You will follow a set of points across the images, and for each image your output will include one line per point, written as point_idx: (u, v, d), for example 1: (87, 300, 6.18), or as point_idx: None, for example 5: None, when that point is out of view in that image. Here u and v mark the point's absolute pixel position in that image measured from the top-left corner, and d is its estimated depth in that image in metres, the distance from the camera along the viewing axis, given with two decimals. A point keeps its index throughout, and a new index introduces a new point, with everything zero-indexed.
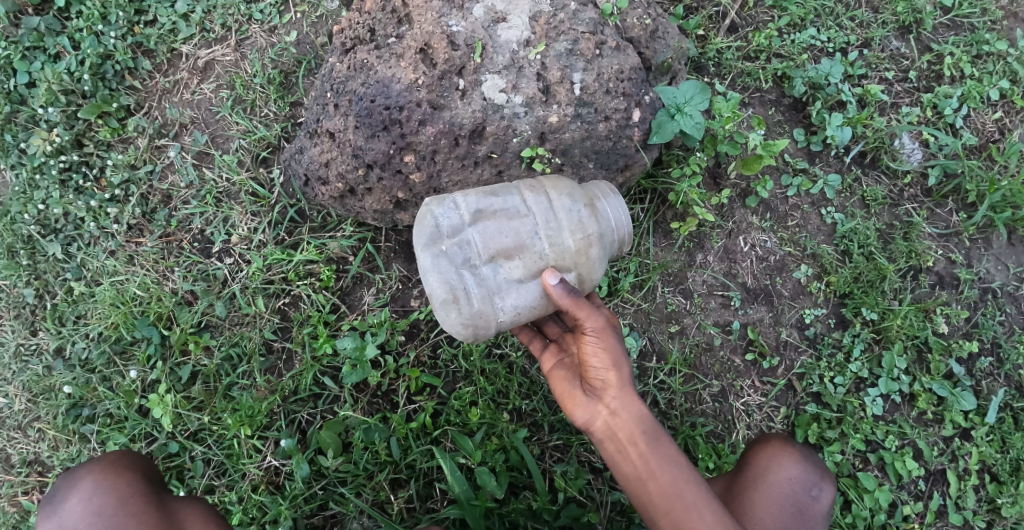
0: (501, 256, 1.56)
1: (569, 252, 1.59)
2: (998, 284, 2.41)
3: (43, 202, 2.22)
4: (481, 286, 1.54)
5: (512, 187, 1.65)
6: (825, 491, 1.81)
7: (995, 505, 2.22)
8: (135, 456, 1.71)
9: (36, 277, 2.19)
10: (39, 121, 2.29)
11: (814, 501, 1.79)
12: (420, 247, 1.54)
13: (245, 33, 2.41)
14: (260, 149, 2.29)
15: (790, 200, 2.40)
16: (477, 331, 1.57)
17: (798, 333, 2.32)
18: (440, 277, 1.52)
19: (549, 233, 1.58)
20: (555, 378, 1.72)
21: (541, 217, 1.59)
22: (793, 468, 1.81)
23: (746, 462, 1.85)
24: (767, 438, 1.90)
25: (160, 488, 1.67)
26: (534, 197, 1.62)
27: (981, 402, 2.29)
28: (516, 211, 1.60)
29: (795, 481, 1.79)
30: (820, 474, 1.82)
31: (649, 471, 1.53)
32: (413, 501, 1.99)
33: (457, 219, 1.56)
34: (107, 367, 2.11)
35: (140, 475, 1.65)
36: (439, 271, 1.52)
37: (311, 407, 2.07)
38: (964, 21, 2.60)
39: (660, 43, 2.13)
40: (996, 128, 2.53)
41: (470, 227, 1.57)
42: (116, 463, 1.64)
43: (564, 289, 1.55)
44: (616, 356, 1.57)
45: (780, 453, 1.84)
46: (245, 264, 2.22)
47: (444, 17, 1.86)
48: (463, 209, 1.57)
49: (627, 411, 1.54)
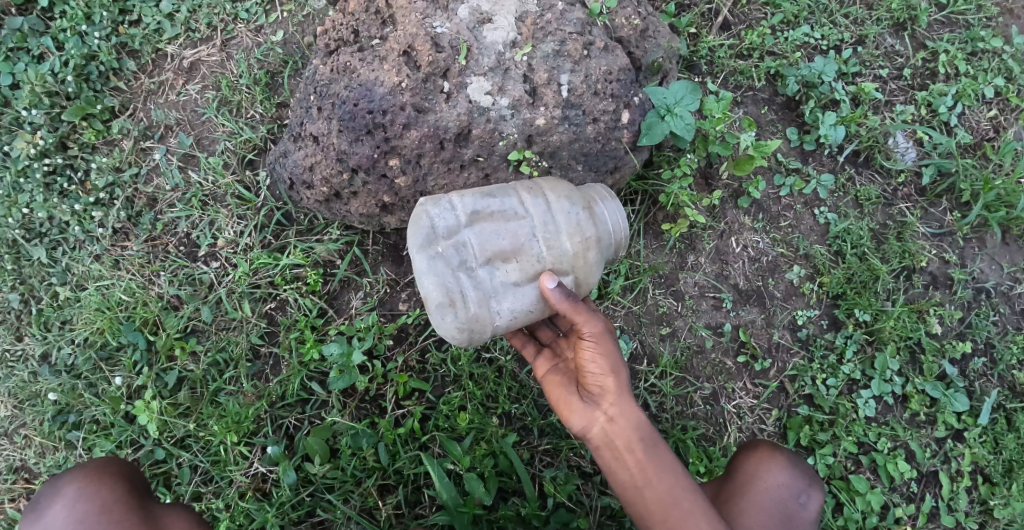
0: (498, 258, 1.53)
1: (567, 255, 1.56)
2: (992, 284, 2.39)
3: (28, 206, 2.19)
4: (477, 289, 1.51)
5: (510, 188, 1.62)
6: (814, 499, 1.80)
7: (989, 507, 2.20)
8: (118, 465, 1.69)
9: (22, 282, 2.17)
10: (22, 123, 2.25)
11: (803, 509, 1.77)
12: (415, 248, 1.51)
13: (231, 33, 2.38)
14: (246, 151, 2.26)
15: (783, 200, 2.38)
16: (473, 335, 1.54)
17: (791, 335, 2.30)
18: (436, 280, 1.48)
19: (547, 235, 1.55)
20: (550, 383, 1.69)
21: (539, 219, 1.56)
22: (780, 474, 1.80)
23: (734, 469, 1.85)
24: (755, 445, 1.90)
25: (143, 497, 1.65)
26: (531, 199, 1.59)
27: (975, 403, 2.27)
28: (514, 212, 1.57)
29: (783, 487, 1.78)
30: (809, 481, 1.82)
31: (646, 479, 1.51)
32: (401, 507, 1.98)
33: (454, 220, 1.54)
34: (93, 373, 2.09)
35: (123, 483, 1.63)
36: (435, 273, 1.48)
37: (299, 412, 2.06)
38: (960, 18, 2.57)
39: (650, 43, 2.10)
40: (991, 126, 2.50)
41: (466, 228, 1.54)
42: (98, 471, 1.62)
43: (562, 293, 1.53)
44: (615, 362, 1.55)
45: (768, 460, 1.83)
46: (231, 268, 2.20)
47: (429, 18, 1.83)
48: (459, 210, 1.55)
49: (625, 418, 1.53)
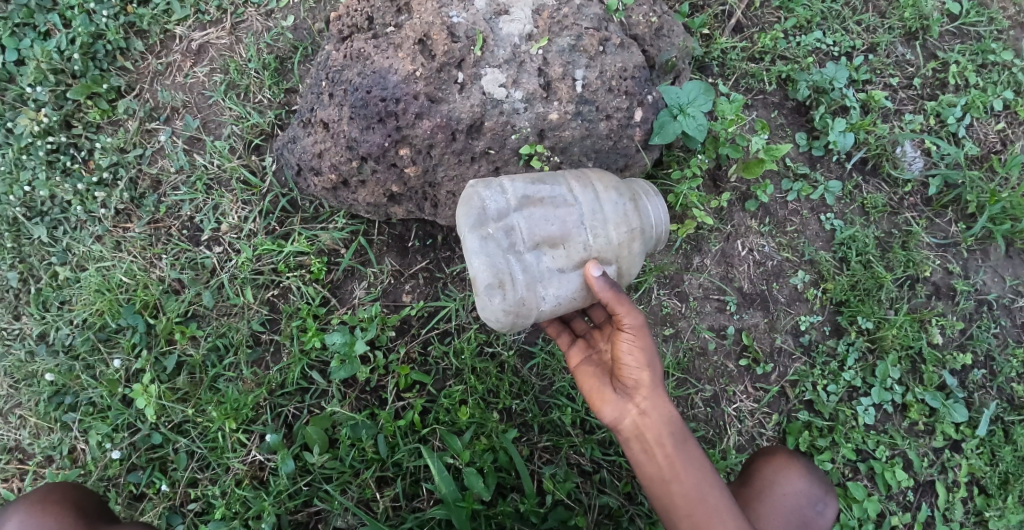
0: (546, 244, 1.52)
1: (612, 245, 1.56)
2: (995, 297, 2.39)
3: (29, 184, 2.17)
4: (527, 273, 1.50)
5: (558, 177, 1.63)
6: (830, 506, 1.81)
7: (983, 517, 2.21)
8: (67, 490, 1.66)
9: (21, 261, 2.14)
10: (26, 100, 2.23)
11: (819, 516, 1.78)
12: (467, 228, 1.49)
13: (240, 16, 2.35)
14: (253, 136, 2.24)
15: (789, 205, 2.37)
16: (518, 319, 1.52)
17: (793, 340, 2.29)
18: (487, 260, 1.46)
19: (594, 224, 1.55)
20: (582, 373, 1.69)
21: (587, 208, 1.56)
22: (799, 481, 1.80)
23: (754, 472, 1.84)
24: (773, 451, 1.89)
25: (93, 521, 1.63)
26: (580, 188, 1.59)
27: (974, 414, 2.28)
28: (563, 200, 1.57)
29: (801, 495, 1.78)
30: (825, 489, 1.82)
31: (674, 474, 1.51)
32: (399, 500, 1.97)
33: (505, 203, 1.53)
34: (91, 354, 2.06)
35: (72, 507, 1.61)
36: (486, 254, 1.46)
37: (298, 401, 2.04)
38: (971, 30, 2.57)
39: (665, 41, 2.08)
40: (998, 139, 2.50)
41: (517, 212, 1.53)
42: (43, 498, 1.59)
43: (606, 282, 1.53)
44: (650, 356, 1.54)
45: (787, 467, 1.83)
46: (234, 253, 2.17)
47: (445, 8, 1.82)
48: (510, 194, 1.54)
49: (657, 412, 1.52)
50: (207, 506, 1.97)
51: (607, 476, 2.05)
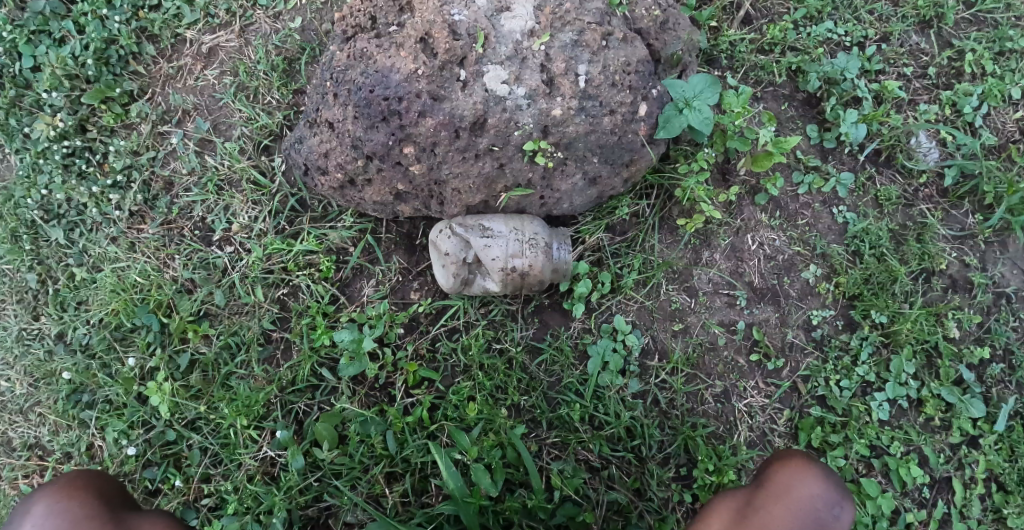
0: (503, 257, 1.93)
1: (545, 275, 2.00)
2: (1013, 290, 2.32)
3: (46, 187, 2.23)
4: (522, 260, 1.93)
5: (522, 223, 1.98)
6: (850, 512, 1.55)
7: (1002, 515, 2.15)
8: (91, 478, 1.65)
9: (38, 262, 2.20)
10: (43, 106, 2.29)
11: (837, 522, 1.54)
12: (454, 231, 1.96)
13: (249, 18, 2.37)
14: (262, 137, 2.27)
15: (800, 198, 2.34)
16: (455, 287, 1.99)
17: (805, 335, 2.26)
18: (457, 249, 1.95)
19: (537, 259, 1.95)
20: None
21: (536, 246, 1.95)
22: (811, 484, 1.60)
23: (768, 478, 1.69)
24: (792, 455, 1.72)
25: (117, 510, 1.61)
26: (536, 230, 1.99)
27: (992, 409, 2.22)
28: (522, 236, 1.95)
29: (811, 498, 1.57)
30: (843, 493, 1.58)
31: None
32: (408, 496, 1.99)
33: (487, 226, 1.96)
34: (108, 353, 2.11)
35: (95, 495, 1.59)
36: (460, 247, 1.95)
37: (308, 398, 2.07)
38: (988, 17, 2.50)
39: (670, 35, 2.06)
40: (1016, 128, 2.42)
41: (492, 233, 1.95)
42: (69, 485, 1.57)
43: None
44: None
45: (801, 470, 1.65)
46: (245, 253, 2.20)
47: (447, 6, 1.83)
48: (492, 224, 1.97)
49: None
50: (219, 502, 2.00)
51: (616, 472, 2.06)
